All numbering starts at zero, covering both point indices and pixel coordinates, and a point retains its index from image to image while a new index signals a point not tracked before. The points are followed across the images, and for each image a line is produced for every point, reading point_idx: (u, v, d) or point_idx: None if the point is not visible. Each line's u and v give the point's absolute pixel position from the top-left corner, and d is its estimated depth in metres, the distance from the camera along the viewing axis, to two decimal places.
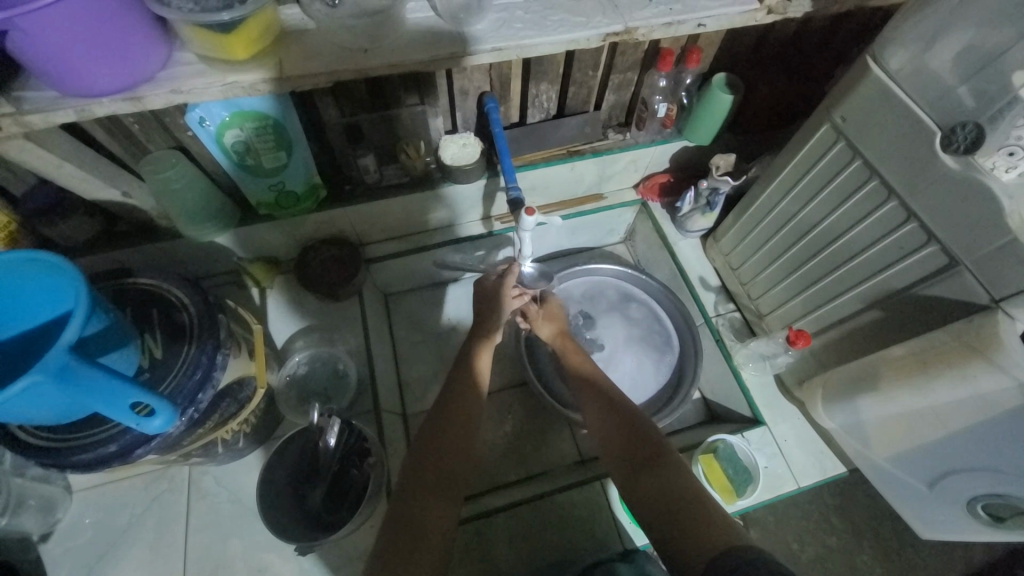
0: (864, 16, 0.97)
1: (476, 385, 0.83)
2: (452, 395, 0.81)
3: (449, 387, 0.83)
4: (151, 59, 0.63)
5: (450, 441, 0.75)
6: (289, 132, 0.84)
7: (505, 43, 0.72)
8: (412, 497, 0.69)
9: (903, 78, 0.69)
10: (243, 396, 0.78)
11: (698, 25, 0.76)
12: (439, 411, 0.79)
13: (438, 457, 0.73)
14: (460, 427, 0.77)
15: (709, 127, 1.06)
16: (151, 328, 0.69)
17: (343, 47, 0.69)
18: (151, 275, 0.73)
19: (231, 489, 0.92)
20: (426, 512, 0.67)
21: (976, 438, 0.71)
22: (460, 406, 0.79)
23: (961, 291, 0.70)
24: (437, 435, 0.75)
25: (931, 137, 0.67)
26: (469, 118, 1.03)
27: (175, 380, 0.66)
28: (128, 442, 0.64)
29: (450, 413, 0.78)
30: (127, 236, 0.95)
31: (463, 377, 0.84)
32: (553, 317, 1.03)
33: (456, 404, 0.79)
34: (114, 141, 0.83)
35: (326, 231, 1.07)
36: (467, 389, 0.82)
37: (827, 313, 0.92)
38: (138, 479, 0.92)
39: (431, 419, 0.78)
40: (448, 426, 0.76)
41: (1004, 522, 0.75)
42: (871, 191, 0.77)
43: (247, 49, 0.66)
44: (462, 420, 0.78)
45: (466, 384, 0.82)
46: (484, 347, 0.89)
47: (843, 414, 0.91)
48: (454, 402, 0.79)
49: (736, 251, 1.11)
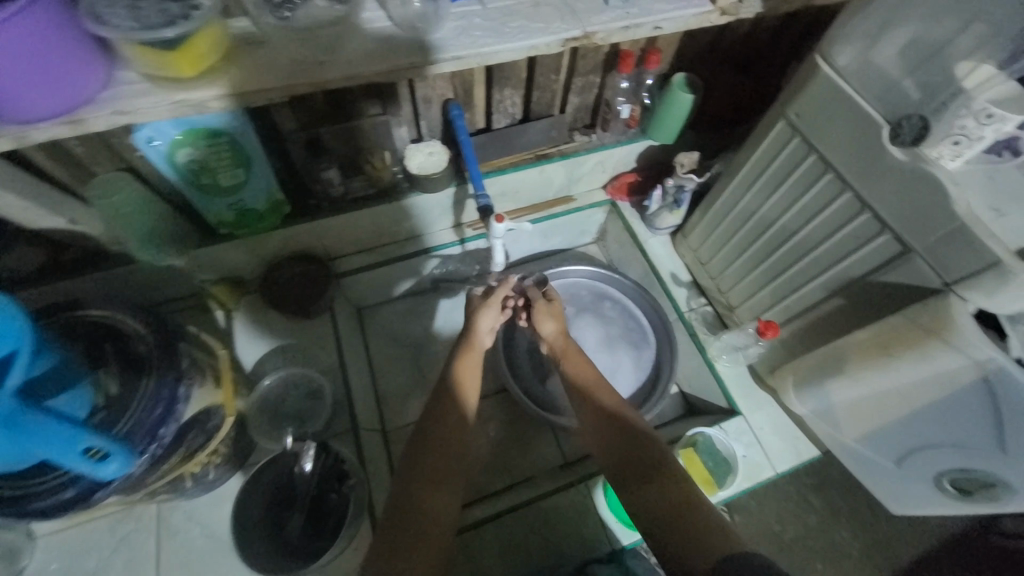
0: (812, 14, 1.00)
1: (459, 395, 0.81)
2: (438, 407, 0.79)
3: (434, 400, 0.81)
4: (92, 80, 0.60)
5: (438, 450, 0.74)
6: (247, 149, 0.81)
7: (464, 51, 0.71)
8: (404, 507, 0.68)
9: (850, 74, 0.72)
10: (210, 426, 0.75)
11: (655, 27, 0.78)
12: (426, 425, 0.77)
13: (425, 471, 0.71)
14: (447, 439, 0.75)
15: (671, 126, 1.07)
16: (106, 363, 0.65)
17: (298, 60, 0.67)
18: (103, 305, 0.69)
19: (204, 523, 0.88)
20: (418, 516, 0.67)
21: (940, 416, 0.75)
22: (447, 416, 0.77)
23: (913, 277, 0.73)
24: (425, 445, 0.74)
25: (880, 131, 0.69)
26: (434, 126, 1.01)
27: (134, 417, 0.62)
28: (87, 485, 0.60)
29: (439, 425, 0.76)
30: (77, 264, 0.89)
31: (446, 389, 0.82)
32: (556, 311, 0.96)
33: (442, 417, 0.77)
34: (57, 165, 0.78)
35: (293, 247, 1.03)
36: (452, 397, 0.80)
37: (793, 303, 0.95)
38: (104, 520, 0.87)
39: (418, 436, 0.76)
40: (438, 437, 0.75)
41: (971, 495, 0.80)
42: (827, 183, 0.79)
43: (194, 67, 0.63)
44: (450, 428, 0.76)
45: (451, 395, 0.81)
46: (467, 352, 0.88)
47: (813, 399, 0.94)
48: (440, 415, 0.78)
49: (705, 246, 1.13)
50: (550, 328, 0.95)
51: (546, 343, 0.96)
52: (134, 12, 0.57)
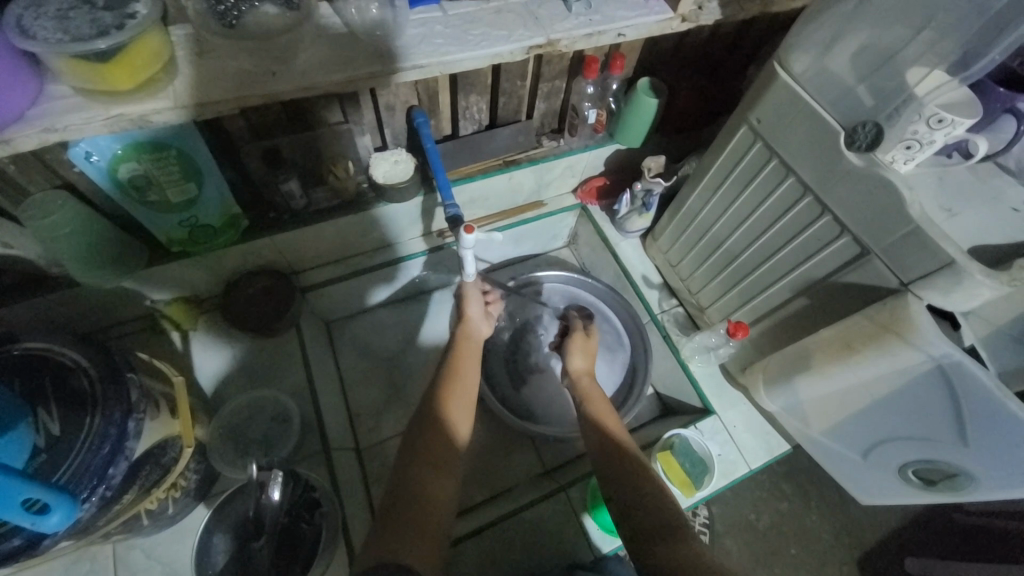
0: (768, 20, 1.03)
1: (458, 388, 0.82)
2: (420, 417, 0.78)
3: (423, 403, 0.80)
4: (17, 97, 0.56)
5: (425, 452, 0.73)
6: (197, 160, 0.77)
7: (426, 60, 0.69)
8: (391, 513, 0.66)
9: (806, 80, 0.74)
10: (167, 459, 0.70)
11: (619, 34, 0.78)
12: (410, 437, 0.76)
13: (410, 482, 0.69)
14: (435, 443, 0.74)
15: (638, 130, 1.08)
16: (44, 401, 0.60)
17: (248, 70, 0.64)
18: (39, 337, 0.64)
19: (167, 559, 0.83)
20: (412, 508, 0.66)
21: (903, 410, 0.78)
22: (431, 417, 0.77)
23: (872, 277, 0.75)
24: (415, 446, 0.73)
25: (837, 136, 0.71)
26: (398, 134, 0.99)
27: (78, 459, 0.57)
28: (28, 536, 0.55)
29: (424, 429, 0.76)
30: (13, 290, 0.83)
31: (426, 401, 0.80)
32: (590, 351, 1.02)
33: (424, 427, 0.76)
34: None
35: (253, 262, 0.99)
36: (439, 395, 0.80)
37: (761, 303, 0.96)
38: (54, 564, 0.81)
39: (404, 450, 0.74)
40: (428, 440, 0.74)
41: (935, 484, 0.83)
42: (789, 187, 0.81)
43: (132, 80, 0.59)
44: (444, 421, 0.77)
45: (430, 406, 0.79)
46: (462, 342, 0.91)
47: (783, 397, 0.96)
48: (424, 422, 0.77)
49: (674, 248, 1.14)
50: (579, 363, 0.98)
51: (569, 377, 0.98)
52: (63, 22, 0.52)
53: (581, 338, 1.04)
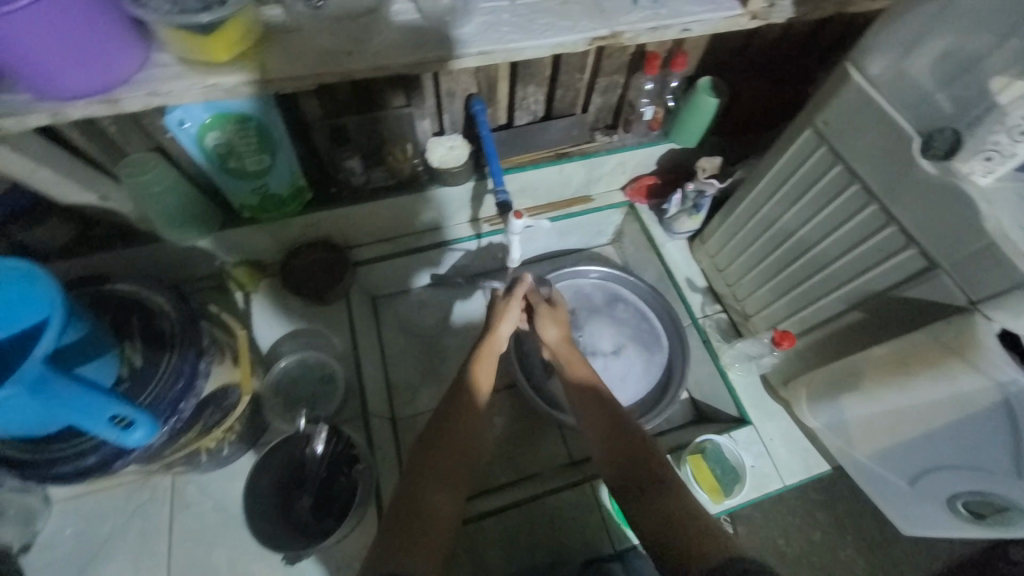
0: (845, 21, 0.98)
1: (473, 399, 0.80)
2: (439, 413, 0.78)
3: (446, 399, 0.80)
4: (129, 62, 0.62)
5: (447, 432, 0.75)
6: (274, 134, 0.83)
7: (491, 46, 0.72)
8: (409, 497, 0.69)
9: (882, 84, 0.70)
10: (227, 404, 0.77)
11: (684, 29, 0.77)
12: (427, 430, 0.76)
13: (421, 485, 0.70)
14: (459, 422, 0.76)
15: (694, 130, 1.06)
16: (130, 337, 0.67)
17: (328, 49, 0.68)
18: (129, 281, 0.72)
19: (217, 497, 0.91)
20: (423, 507, 0.67)
21: (959, 438, 0.73)
22: (447, 423, 0.76)
23: (937, 293, 0.71)
24: (431, 446, 0.73)
25: (910, 143, 0.68)
26: (456, 120, 1.02)
27: (157, 389, 0.64)
28: (107, 453, 0.62)
29: (438, 434, 0.74)
30: (106, 240, 0.92)
31: (448, 401, 0.79)
32: (560, 317, 0.94)
33: (438, 431, 0.75)
34: (91, 145, 0.80)
35: (312, 234, 1.05)
36: (460, 400, 0.79)
37: (811, 314, 0.93)
38: (121, 489, 0.90)
39: (427, 425, 0.77)
40: (442, 446, 0.74)
41: (985, 518, 0.78)
42: (852, 194, 0.78)
43: (228, 51, 0.64)
44: (457, 432, 0.75)
45: (450, 408, 0.78)
46: (481, 352, 0.87)
47: (828, 414, 0.93)
48: (440, 424, 0.76)
49: (723, 252, 1.12)
50: (552, 334, 0.91)
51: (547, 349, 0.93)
52: None
53: (547, 305, 0.94)
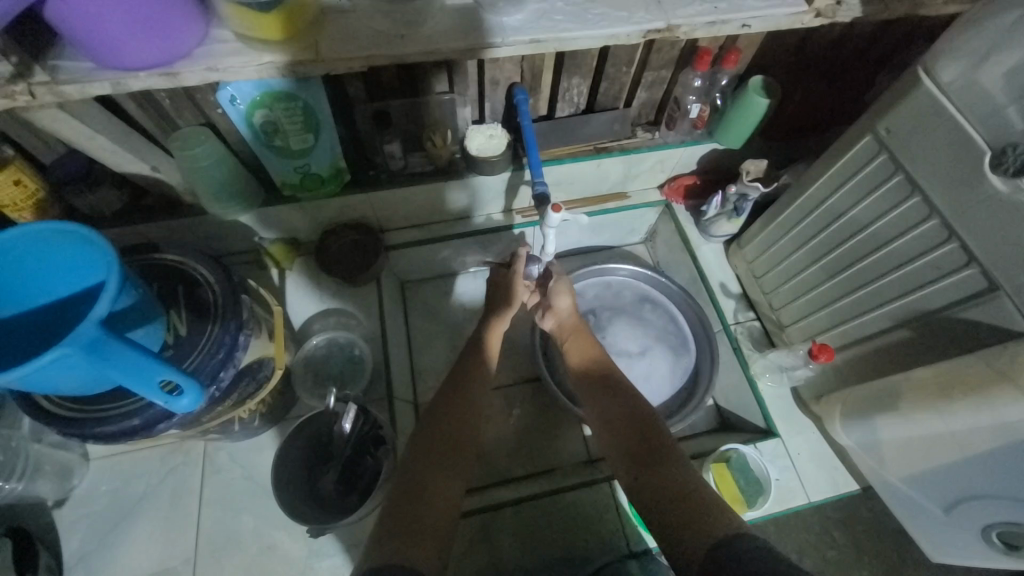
0: (913, 23, 0.93)
1: (478, 384, 0.81)
2: (444, 394, 0.79)
3: (451, 381, 0.81)
4: (189, 36, 0.63)
5: (453, 413, 0.76)
6: (319, 115, 0.84)
7: (543, 35, 0.70)
8: (417, 469, 0.69)
9: (955, 92, 0.66)
10: (261, 375, 0.78)
11: (743, 25, 0.74)
12: (432, 409, 0.77)
13: (426, 462, 0.70)
14: (466, 408, 0.77)
15: (740, 131, 1.03)
16: (177, 305, 0.69)
17: (381, 32, 0.68)
18: (177, 250, 0.74)
19: (245, 465, 0.94)
20: (427, 487, 0.67)
21: (998, 464, 0.70)
22: (452, 403, 0.77)
23: (998, 316, 0.67)
24: (437, 424, 0.74)
25: (980, 156, 0.64)
26: (497, 109, 1.01)
27: (199, 357, 0.66)
28: (151, 416, 0.65)
29: (444, 414, 0.76)
30: (153, 210, 0.95)
31: (453, 382, 0.81)
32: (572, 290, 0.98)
33: (444, 409, 0.76)
34: (145, 116, 0.83)
35: (348, 215, 1.06)
36: (466, 383, 0.80)
37: (852, 329, 0.90)
38: (155, 450, 0.94)
39: (435, 403, 0.78)
40: (448, 424, 0.75)
41: (1019, 551, 0.74)
42: (911, 207, 0.74)
43: (282, 31, 0.65)
44: (461, 411, 0.76)
45: (458, 389, 0.79)
46: (487, 340, 0.89)
47: (860, 432, 0.90)
48: (446, 406, 0.77)
49: (760, 260, 1.09)
50: (566, 303, 0.96)
51: (554, 316, 0.97)
52: None
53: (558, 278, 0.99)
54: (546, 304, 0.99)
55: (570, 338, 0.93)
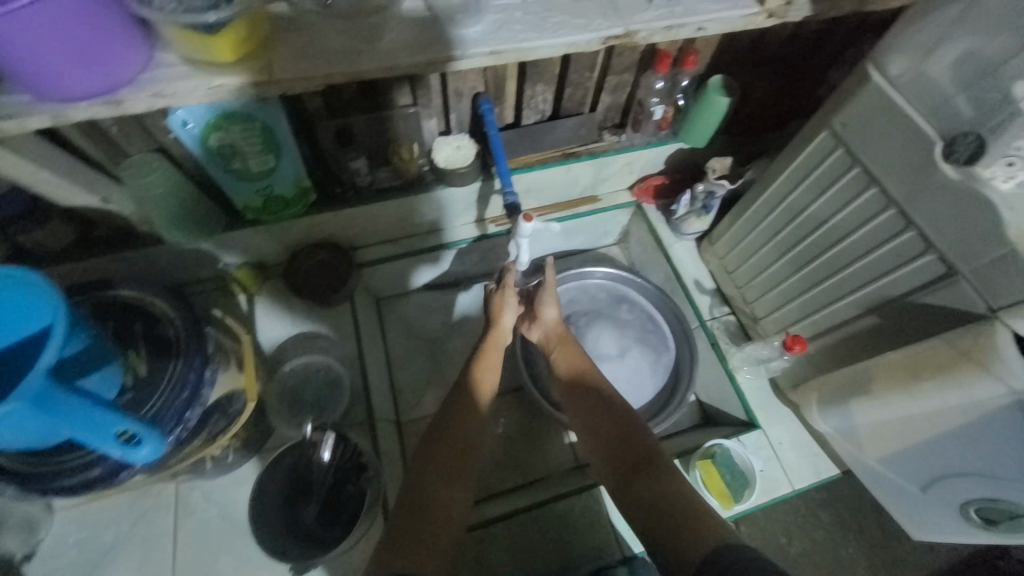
0: (858, 20, 0.97)
1: (477, 398, 0.80)
2: (446, 410, 0.78)
3: (450, 398, 0.81)
4: (132, 63, 0.60)
5: (450, 431, 0.75)
6: (277, 134, 0.81)
7: (502, 46, 0.70)
8: (413, 495, 0.68)
9: (903, 85, 0.69)
10: (232, 410, 0.75)
11: (699, 28, 0.75)
12: (433, 427, 0.76)
13: (427, 483, 0.69)
14: (465, 425, 0.76)
15: (703, 130, 1.04)
16: (135, 344, 0.66)
17: (336, 50, 0.66)
18: (132, 286, 0.70)
19: (222, 503, 0.90)
20: (426, 509, 0.66)
21: (970, 442, 0.72)
22: (453, 421, 0.76)
23: (958, 300, 0.70)
24: (436, 443, 0.73)
25: (931, 147, 0.66)
26: (463, 119, 1.00)
27: (161, 400, 0.63)
28: (112, 466, 0.61)
29: (444, 432, 0.75)
30: (107, 242, 0.91)
31: (454, 398, 0.80)
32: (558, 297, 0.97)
33: (445, 427, 0.75)
34: (92, 146, 0.78)
35: (317, 235, 1.03)
36: (465, 399, 0.80)
37: (823, 318, 0.92)
38: (124, 496, 0.89)
39: (435, 422, 0.77)
40: (447, 442, 0.74)
41: (996, 525, 0.77)
42: (870, 199, 0.77)
43: (232, 53, 0.62)
44: (461, 428, 0.76)
45: (457, 406, 0.78)
46: (486, 349, 0.88)
47: (837, 418, 0.92)
48: (447, 423, 0.76)
49: (732, 254, 1.11)
50: (553, 314, 0.95)
51: (540, 328, 0.96)
52: None
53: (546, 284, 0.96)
54: (534, 315, 0.98)
55: (559, 346, 0.92)
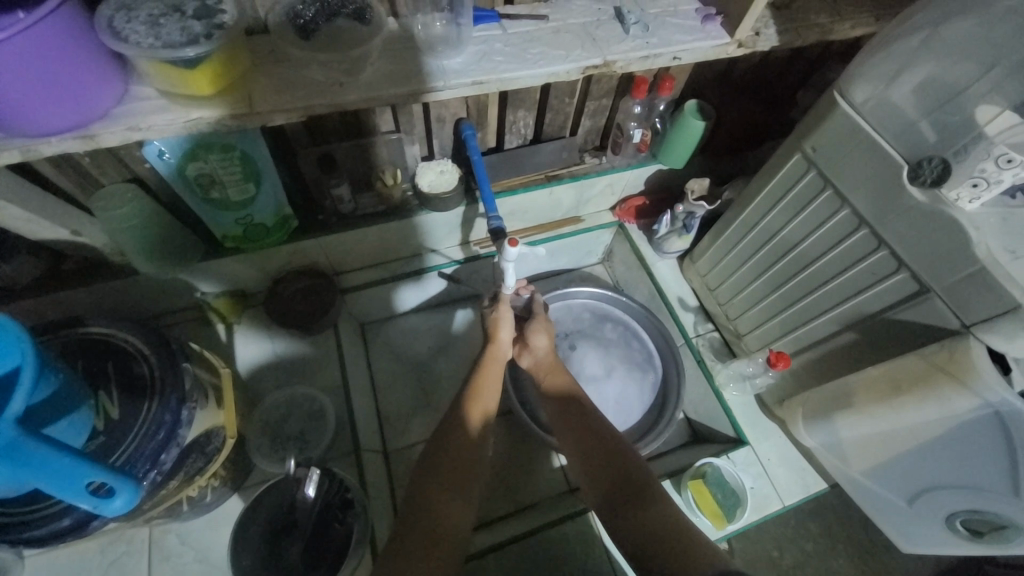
0: (821, 48, 1.01)
1: (471, 418, 0.80)
2: (442, 431, 0.78)
3: (448, 414, 0.81)
4: (106, 97, 0.59)
5: (450, 450, 0.75)
6: (257, 162, 0.80)
7: (484, 76, 0.71)
8: (406, 528, 0.66)
9: (868, 111, 0.72)
10: (211, 448, 0.73)
11: (674, 58, 0.78)
12: (430, 449, 0.76)
13: (425, 503, 0.69)
14: (464, 444, 0.76)
15: (682, 151, 1.07)
16: (107, 384, 0.63)
17: (318, 82, 0.67)
18: (105, 322, 0.68)
19: (199, 547, 0.86)
20: (424, 530, 0.66)
21: (953, 455, 0.74)
22: (451, 442, 0.76)
23: (932, 316, 0.72)
24: (434, 465, 0.73)
25: (897, 170, 0.69)
26: (445, 144, 1.01)
27: (134, 444, 0.60)
28: (82, 514, 0.58)
29: (442, 453, 0.74)
30: (77, 275, 0.87)
31: (451, 416, 0.80)
32: (549, 327, 0.96)
33: (443, 446, 0.75)
34: (63, 178, 0.76)
35: (299, 262, 1.01)
36: (462, 418, 0.80)
37: (804, 334, 0.94)
38: (93, 542, 0.84)
39: (432, 445, 0.76)
40: (444, 464, 0.73)
41: (983, 536, 0.78)
42: (843, 219, 0.79)
43: (212, 86, 0.62)
44: (459, 450, 0.75)
45: (454, 425, 0.78)
46: (484, 363, 0.89)
47: (822, 434, 0.93)
48: (443, 445, 0.76)
49: (713, 272, 1.13)
50: (543, 342, 0.93)
51: (531, 355, 0.94)
52: (154, 28, 0.56)
53: (538, 316, 0.96)
54: (523, 342, 0.95)
55: (549, 374, 0.91)
